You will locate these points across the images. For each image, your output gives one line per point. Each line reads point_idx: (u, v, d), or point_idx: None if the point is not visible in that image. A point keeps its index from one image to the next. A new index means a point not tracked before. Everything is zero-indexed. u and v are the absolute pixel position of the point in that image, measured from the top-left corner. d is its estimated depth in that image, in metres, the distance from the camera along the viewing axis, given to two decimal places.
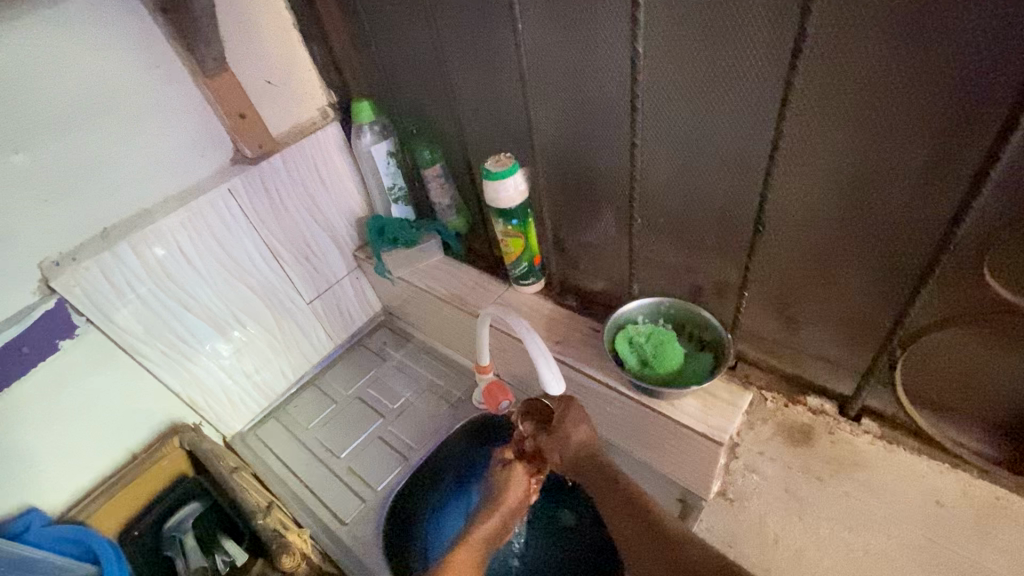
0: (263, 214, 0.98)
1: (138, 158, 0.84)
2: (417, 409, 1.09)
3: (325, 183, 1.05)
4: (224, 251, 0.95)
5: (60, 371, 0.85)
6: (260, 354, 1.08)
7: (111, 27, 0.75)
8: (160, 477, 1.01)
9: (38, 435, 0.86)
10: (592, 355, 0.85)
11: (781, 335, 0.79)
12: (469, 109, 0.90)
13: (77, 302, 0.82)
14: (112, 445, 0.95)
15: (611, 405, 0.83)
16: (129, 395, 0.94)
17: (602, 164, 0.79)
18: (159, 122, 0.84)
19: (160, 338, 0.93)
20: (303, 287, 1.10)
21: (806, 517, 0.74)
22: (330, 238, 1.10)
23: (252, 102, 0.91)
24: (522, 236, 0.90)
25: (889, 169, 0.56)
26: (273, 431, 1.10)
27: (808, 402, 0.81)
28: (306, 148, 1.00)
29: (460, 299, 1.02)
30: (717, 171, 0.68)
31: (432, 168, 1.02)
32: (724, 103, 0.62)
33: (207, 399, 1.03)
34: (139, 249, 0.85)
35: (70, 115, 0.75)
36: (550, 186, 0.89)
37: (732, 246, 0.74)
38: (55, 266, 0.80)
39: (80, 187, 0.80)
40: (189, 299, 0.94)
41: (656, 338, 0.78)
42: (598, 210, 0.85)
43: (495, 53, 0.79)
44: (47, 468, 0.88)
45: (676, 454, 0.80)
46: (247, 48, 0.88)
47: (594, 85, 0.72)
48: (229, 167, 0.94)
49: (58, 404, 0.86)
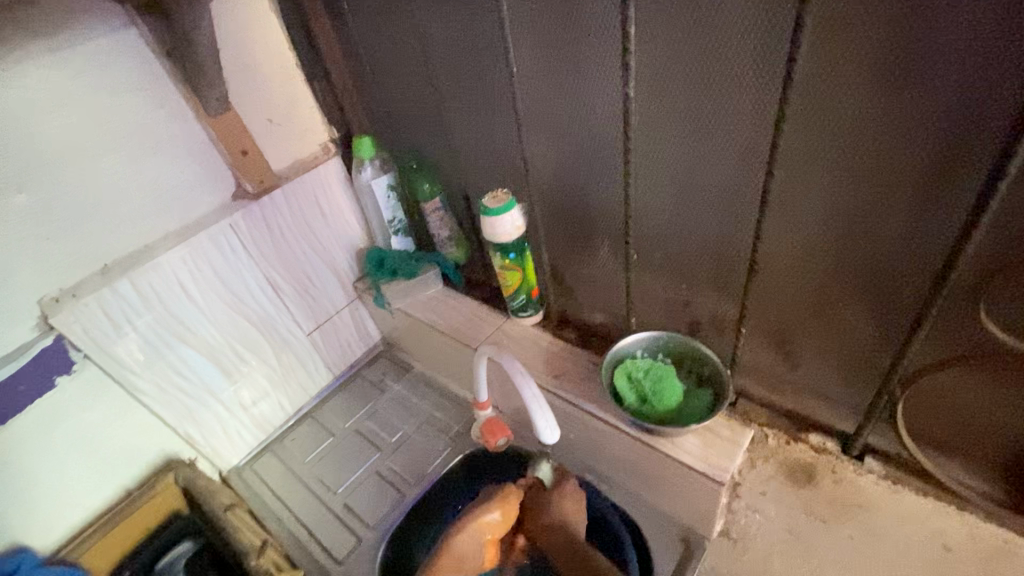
0: (263, 247, 0.99)
1: (142, 196, 0.85)
2: (414, 443, 1.07)
3: (326, 217, 1.06)
4: (224, 284, 0.96)
5: (56, 407, 0.84)
6: (257, 387, 1.07)
7: (119, 73, 0.77)
8: (155, 514, 0.99)
9: (32, 472, 0.85)
10: (590, 390, 0.85)
11: (780, 371, 0.78)
12: (467, 147, 0.91)
13: (75, 338, 0.82)
14: (106, 482, 0.94)
15: (610, 440, 0.82)
16: (125, 430, 0.93)
17: (597, 199, 0.80)
18: (163, 162, 0.85)
19: (156, 372, 0.92)
20: (302, 319, 1.10)
21: (811, 560, 0.72)
22: (330, 270, 1.11)
23: (254, 139, 0.93)
24: (520, 270, 0.91)
25: (880, 210, 0.57)
26: (269, 465, 1.09)
27: (810, 439, 0.80)
28: (306, 183, 1.01)
29: (458, 332, 1.02)
30: (713, 210, 0.69)
31: (432, 202, 1.03)
32: (717, 143, 0.63)
33: (203, 433, 1.02)
34: (139, 285, 0.86)
35: (75, 156, 0.77)
36: (548, 222, 0.90)
37: (729, 282, 0.74)
38: (55, 302, 0.81)
39: (83, 226, 0.81)
40: (186, 333, 0.94)
41: (654, 375, 0.77)
42: (595, 244, 0.86)
43: (493, 95, 0.80)
44: (40, 505, 0.87)
45: (675, 492, 0.79)
46: (251, 90, 0.91)
47: (587, 126, 0.73)
48: (231, 203, 0.95)
49: (53, 440, 0.86)
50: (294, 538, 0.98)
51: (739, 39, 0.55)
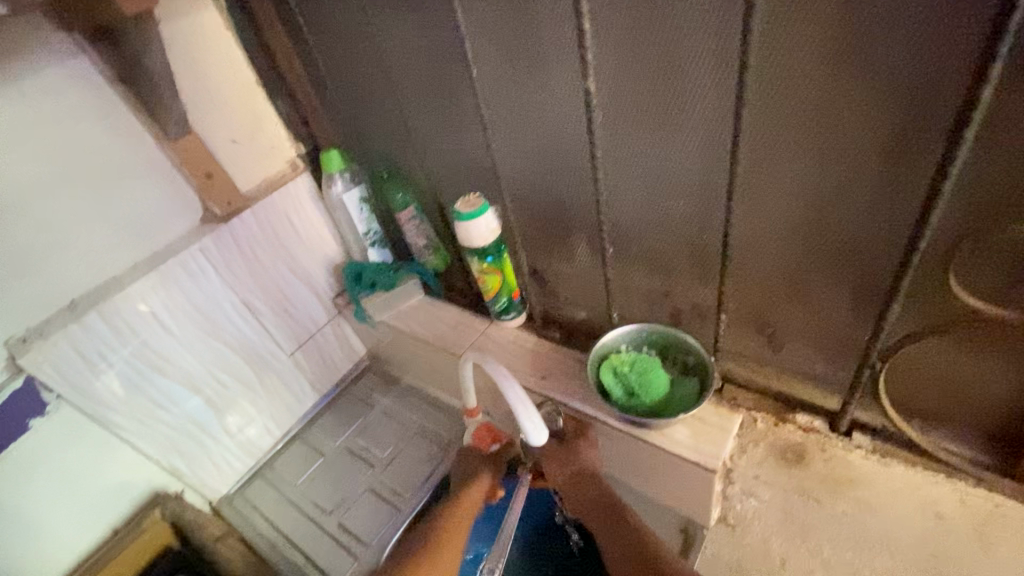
0: (236, 270, 0.97)
1: (106, 228, 0.83)
2: (407, 455, 1.06)
3: (299, 235, 1.05)
4: (197, 310, 0.94)
5: (30, 451, 0.81)
6: (240, 412, 1.05)
7: (73, 103, 0.75)
8: (141, 554, 0.95)
9: (9, 519, 0.82)
10: (578, 388, 0.84)
11: (764, 354, 0.79)
12: (435, 154, 0.91)
13: (45, 378, 0.79)
14: (89, 523, 0.91)
15: (603, 437, 0.82)
16: (106, 467, 0.90)
17: (569, 196, 0.80)
18: (126, 191, 0.83)
19: (134, 406, 0.90)
20: (283, 340, 1.08)
21: (809, 540, 0.73)
22: (307, 287, 1.09)
23: (219, 161, 0.91)
24: (499, 272, 0.89)
25: (845, 188, 0.57)
26: (259, 490, 1.07)
27: (798, 420, 0.80)
28: (276, 201, 0.99)
29: (443, 340, 1.01)
30: (684, 199, 0.69)
31: (406, 211, 1.03)
32: (683, 133, 0.63)
33: (188, 465, 1.00)
34: (109, 318, 0.83)
35: (31, 191, 0.75)
36: (522, 223, 0.89)
37: (706, 269, 0.74)
38: (22, 342, 0.78)
39: (45, 262, 0.78)
40: (161, 363, 0.92)
41: (640, 367, 0.77)
42: (572, 241, 0.85)
43: (459, 102, 0.80)
44: (21, 553, 0.85)
45: (669, 483, 0.79)
46: (212, 111, 0.89)
47: (553, 125, 0.73)
48: (199, 227, 0.93)
49: (29, 485, 0.82)
50: (289, 562, 0.96)
51: (694, 27, 0.55)
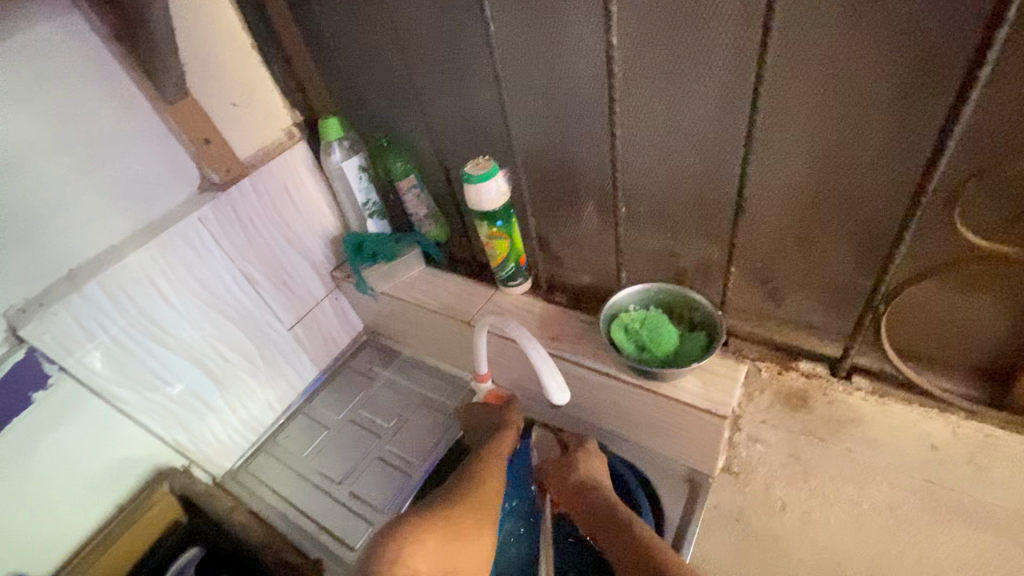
0: (236, 241, 0.95)
1: (104, 195, 0.80)
2: (414, 424, 1.07)
3: (296, 204, 1.03)
4: (198, 281, 0.92)
5: (34, 426, 0.79)
6: (244, 385, 1.04)
7: (67, 61, 0.72)
8: (151, 529, 0.95)
9: (14, 498, 0.80)
10: (590, 347, 0.86)
11: (767, 307, 0.82)
12: (443, 119, 0.90)
13: (47, 350, 0.77)
14: (94, 501, 0.89)
15: (614, 395, 0.85)
16: (110, 444, 0.89)
17: (580, 156, 0.81)
18: (123, 157, 0.81)
19: (137, 380, 0.88)
20: (283, 312, 1.07)
21: (811, 480, 0.79)
22: (306, 260, 1.08)
23: (217, 127, 0.89)
24: (507, 237, 0.90)
25: (858, 135, 0.60)
26: (265, 464, 1.06)
27: (800, 367, 0.85)
28: (273, 171, 0.98)
29: (450, 308, 1.01)
30: (696, 157, 0.71)
31: (406, 180, 1.02)
32: (700, 89, 0.65)
33: (192, 440, 0.98)
34: (110, 288, 0.81)
35: (25, 155, 0.72)
36: (533, 187, 0.89)
37: (714, 227, 0.77)
38: (21, 313, 0.75)
39: (43, 230, 0.76)
40: (164, 335, 0.89)
41: (650, 324, 0.80)
42: (580, 204, 0.87)
43: (472, 65, 0.80)
44: (29, 533, 0.83)
45: (679, 437, 0.82)
46: (208, 75, 0.86)
47: (570, 86, 0.74)
48: (198, 196, 0.90)
49: (33, 462, 0.80)
50: (302, 532, 0.96)
51: None
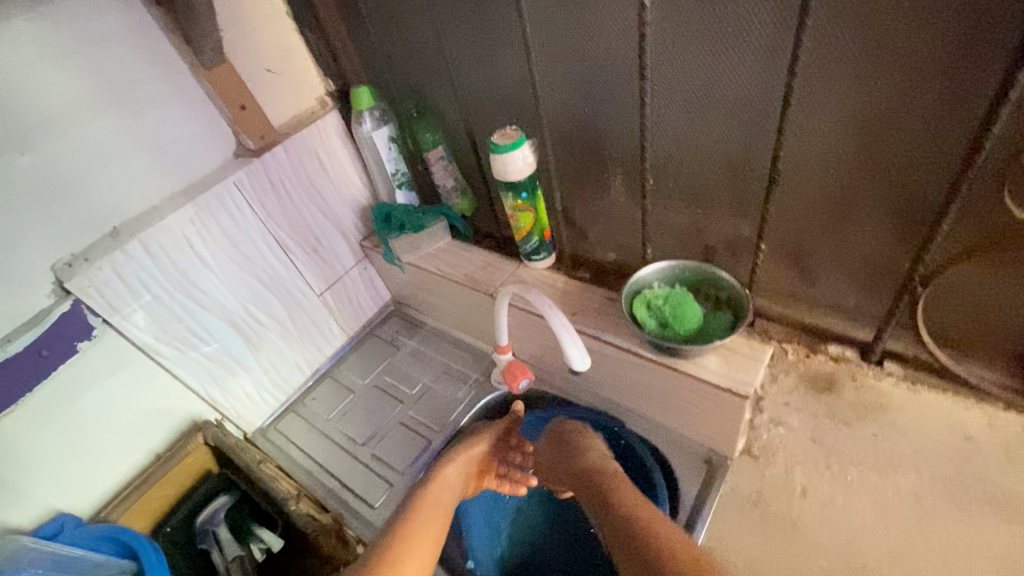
0: (269, 207, 0.98)
1: (144, 157, 0.84)
2: (435, 392, 1.10)
3: (328, 173, 1.05)
4: (233, 244, 0.95)
5: (80, 372, 0.84)
6: (274, 347, 1.08)
7: (110, 25, 0.75)
8: (185, 475, 1.01)
9: (62, 438, 0.85)
10: (611, 322, 0.85)
11: (797, 288, 0.80)
12: (471, 89, 0.90)
13: (92, 302, 0.82)
14: (134, 447, 0.95)
15: (633, 371, 0.84)
16: (149, 395, 0.94)
17: (607, 127, 0.79)
18: (163, 120, 0.84)
19: (175, 336, 0.93)
20: (313, 278, 1.10)
21: (834, 466, 0.78)
22: (336, 228, 1.10)
23: (252, 93, 0.91)
24: (532, 209, 0.89)
25: (902, 103, 0.57)
26: (293, 424, 1.10)
27: (829, 350, 0.84)
28: (306, 138, 1.00)
29: (474, 280, 1.02)
30: (728, 129, 0.69)
31: (435, 151, 1.03)
32: (733, 57, 0.63)
33: (225, 396, 1.03)
34: (150, 246, 0.85)
35: (72, 116, 0.75)
36: (559, 159, 0.88)
37: (745, 203, 0.75)
38: (68, 266, 0.80)
39: (88, 189, 0.80)
40: (200, 294, 0.93)
41: (674, 300, 0.78)
42: (607, 177, 0.85)
43: (500, 32, 0.79)
44: (75, 473, 0.88)
45: (699, 415, 0.82)
46: (243, 42, 0.88)
47: (598, 53, 0.72)
48: (233, 161, 0.93)
49: (79, 406, 0.86)
50: (325, 489, 1.00)
51: None
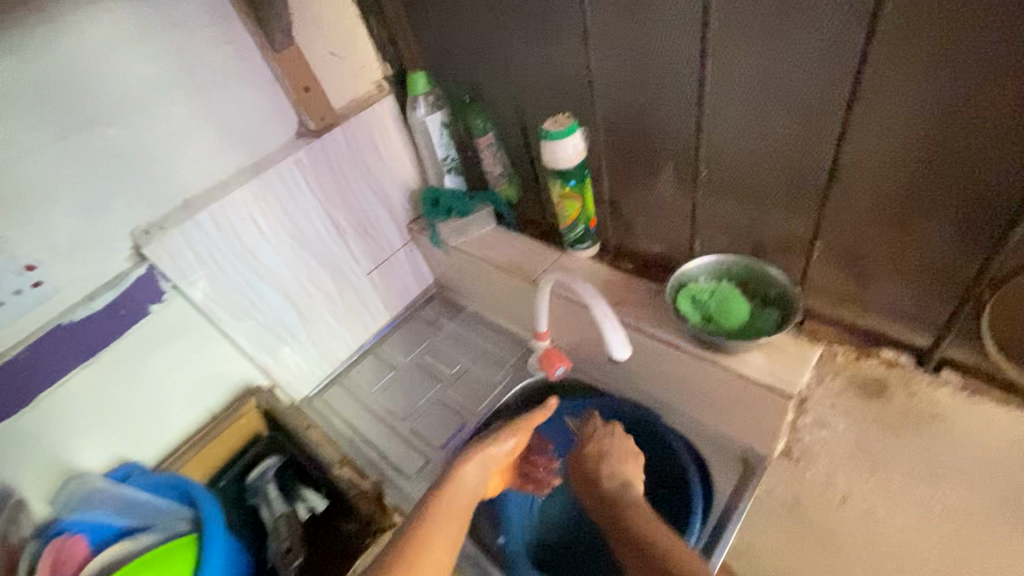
0: (325, 186, 1.02)
1: (215, 133, 0.89)
2: (473, 374, 1.12)
3: (381, 156, 1.08)
4: (291, 221, 1.00)
5: (150, 332, 0.91)
6: (324, 321, 1.12)
7: (192, 7, 0.80)
8: (238, 436, 1.06)
9: (132, 393, 0.92)
10: (654, 314, 0.85)
11: (851, 290, 0.78)
12: (525, 76, 0.91)
13: (164, 268, 0.88)
14: (193, 407, 1.01)
15: (673, 364, 0.84)
16: (210, 358, 1.00)
17: (660, 117, 0.78)
18: (234, 99, 0.89)
19: (235, 304, 0.98)
20: (362, 257, 1.14)
21: (877, 473, 0.76)
22: (386, 209, 1.14)
23: (316, 75, 0.96)
24: (579, 198, 0.90)
25: (979, 100, 0.55)
26: (338, 395, 1.15)
27: (883, 354, 0.80)
28: (363, 121, 1.03)
29: (517, 266, 1.03)
30: (788, 123, 0.68)
31: (485, 137, 1.04)
32: (800, 48, 0.61)
33: (277, 364, 1.09)
34: (217, 218, 0.90)
35: (154, 93, 0.81)
36: (610, 149, 0.88)
37: (801, 200, 0.73)
38: (145, 234, 0.86)
39: (164, 162, 0.85)
40: (259, 266, 0.99)
41: (720, 295, 0.78)
42: (658, 169, 0.85)
43: (557, 19, 0.79)
44: (141, 426, 0.95)
45: (739, 413, 0.81)
46: (310, 26, 0.92)
47: (656, 42, 0.72)
48: (295, 140, 0.98)
49: (148, 364, 0.93)
50: (366, 459, 1.04)
51: None
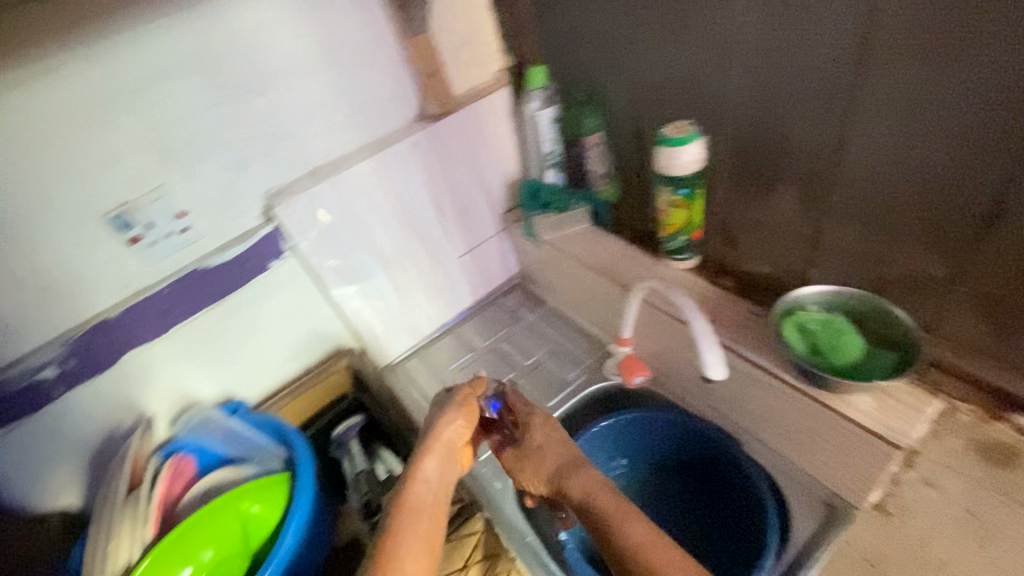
0: (435, 168, 1.07)
1: (347, 109, 0.95)
2: (549, 368, 1.14)
3: (489, 145, 1.12)
4: (401, 197, 1.05)
5: (267, 285, 1.00)
6: (415, 295, 1.18)
7: None
8: (326, 391, 1.14)
9: (246, 337, 1.02)
10: (754, 337, 0.83)
11: (986, 342, 0.71)
12: (647, 79, 0.90)
13: (287, 228, 0.96)
14: (292, 358, 1.10)
15: (766, 392, 0.81)
16: (312, 315, 1.08)
17: (789, 134, 0.75)
18: (369, 79, 0.95)
19: (341, 269, 1.05)
20: (457, 240, 1.18)
21: (988, 547, 0.68)
22: (484, 197, 1.17)
23: (444, 62, 1.00)
24: (688, 207, 0.89)
25: None
26: (416, 368, 1.21)
27: (1014, 420, 0.75)
28: (478, 109, 1.06)
29: (609, 269, 1.02)
30: (947, 153, 0.63)
31: (594, 136, 1.03)
32: (979, 72, 0.57)
33: (367, 331, 1.16)
34: (338, 188, 0.97)
35: (301, 67, 0.88)
36: (727, 162, 0.86)
37: (944, 239, 0.67)
38: (277, 195, 0.94)
39: (300, 131, 0.92)
40: (366, 236, 1.05)
41: (832, 327, 0.76)
42: (777, 188, 0.81)
43: (694, 24, 0.78)
44: (248, 368, 1.05)
45: (832, 453, 0.77)
46: (446, 15, 0.97)
47: (803, 55, 0.69)
48: (414, 122, 1.03)
49: (261, 313, 1.02)
50: None
51: None
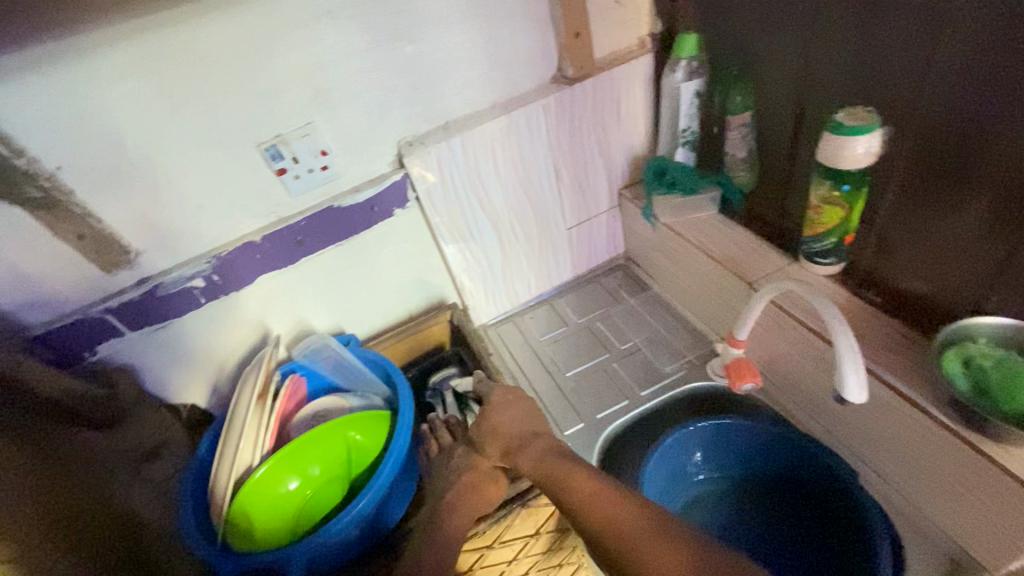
0: (562, 134, 1.04)
1: (486, 65, 0.94)
2: (647, 355, 1.10)
3: (620, 115, 1.06)
4: (524, 160, 1.04)
5: (388, 230, 1.03)
6: (520, 261, 1.18)
7: None
8: (425, 339, 1.18)
9: (362, 276, 1.07)
10: (900, 363, 0.74)
11: None
12: (819, 57, 0.80)
13: (415, 177, 0.98)
14: (398, 303, 1.15)
15: (903, 424, 0.73)
16: (423, 266, 1.12)
17: (997, 138, 0.63)
18: (512, 35, 0.93)
19: (456, 225, 1.07)
20: (571, 211, 1.15)
21: None
22: (606, 170, 1.12)
23: (590, 23, 0.96)
24: (845, 207, 0.80)
25: None
26: (511, 332, 1.22)
27: None
28: (616, 77, 1.01)
29: (735, 263, 0.95)
30: None
31: (741, 116, 0.95)
32: None
33: (469, 288, 1.18)
34: (467, 144, 0.97)
35: (450, 18, 0.87)
36: (905, 162, 0.75)
37: None
38: (410, 145, 0.96)
39: (439, 83, 0.93)
40: (485, 196, 1.05)
41: (1010, 367, 0.65)
42: (966, 200, 0.69)
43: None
44: (359, 306, 1.11)
45: (975, 506, 0.69)
46: None
47: None
48: (549, 84, 1.00)
49: (379, 257, 1.06)
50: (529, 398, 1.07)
51: None
